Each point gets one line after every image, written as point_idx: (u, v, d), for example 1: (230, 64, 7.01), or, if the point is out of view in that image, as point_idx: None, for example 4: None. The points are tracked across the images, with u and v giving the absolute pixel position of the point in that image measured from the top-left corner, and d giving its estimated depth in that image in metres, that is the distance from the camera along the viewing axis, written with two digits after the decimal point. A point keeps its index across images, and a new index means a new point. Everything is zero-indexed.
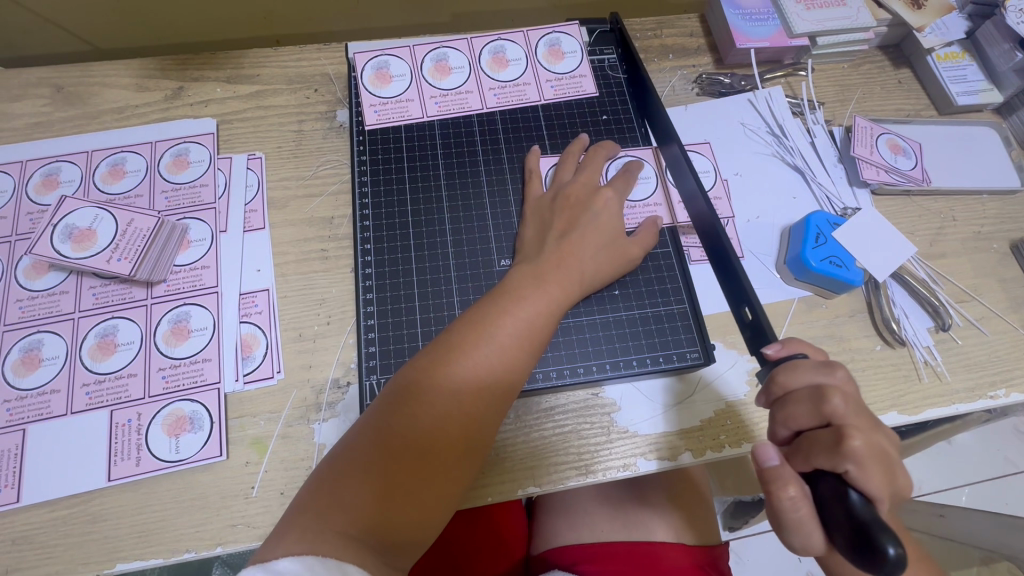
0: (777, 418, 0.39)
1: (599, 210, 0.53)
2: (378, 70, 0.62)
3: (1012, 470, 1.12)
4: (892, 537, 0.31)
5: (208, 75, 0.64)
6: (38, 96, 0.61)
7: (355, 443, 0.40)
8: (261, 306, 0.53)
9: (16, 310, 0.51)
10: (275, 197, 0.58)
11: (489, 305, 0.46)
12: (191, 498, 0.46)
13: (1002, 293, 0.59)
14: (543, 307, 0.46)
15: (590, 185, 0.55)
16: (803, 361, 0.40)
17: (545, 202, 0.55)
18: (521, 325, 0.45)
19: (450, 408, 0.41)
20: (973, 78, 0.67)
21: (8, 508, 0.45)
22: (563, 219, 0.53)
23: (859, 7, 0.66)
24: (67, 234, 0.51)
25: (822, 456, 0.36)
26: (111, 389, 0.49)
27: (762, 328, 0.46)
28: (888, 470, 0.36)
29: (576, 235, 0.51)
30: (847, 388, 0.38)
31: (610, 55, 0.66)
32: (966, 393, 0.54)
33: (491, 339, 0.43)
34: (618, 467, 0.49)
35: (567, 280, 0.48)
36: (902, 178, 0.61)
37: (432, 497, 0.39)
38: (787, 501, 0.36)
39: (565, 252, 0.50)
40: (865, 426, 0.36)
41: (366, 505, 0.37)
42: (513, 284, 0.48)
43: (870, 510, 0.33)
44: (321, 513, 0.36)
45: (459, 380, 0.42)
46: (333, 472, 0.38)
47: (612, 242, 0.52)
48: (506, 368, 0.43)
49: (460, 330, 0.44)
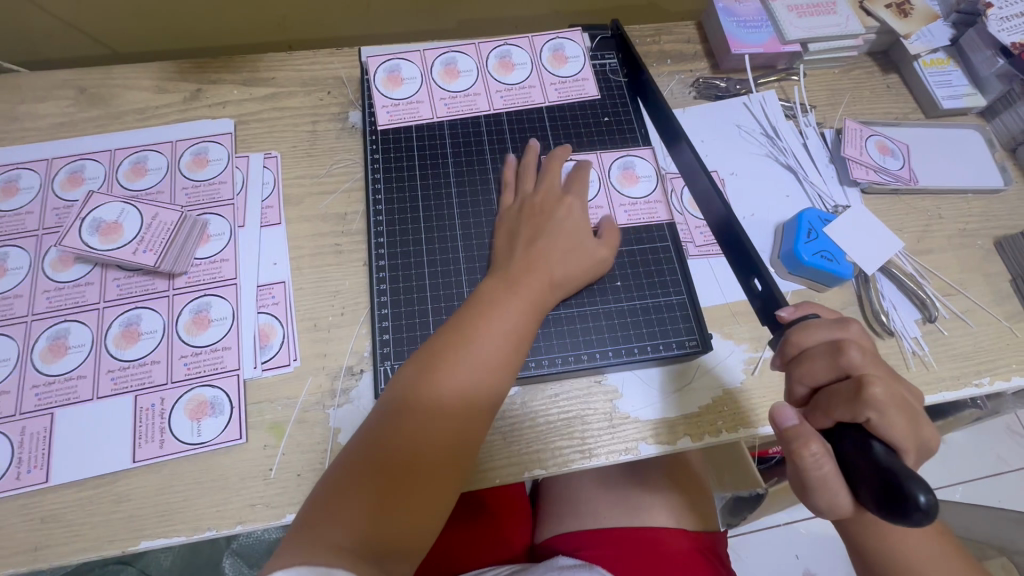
0: (794, 375, 0.41)
1: (563, 218, 0.55)
2: (390, 73, 0.65)
3: (1004, 468, 1.15)
4: (923, 486, 0.32)
5: (225, 78, 0.66)
6: (62, 97, 0.64)
7: (349, 456, 0.42)
8: (278, 298, 0.56)
9: (42, 301, 0.53)
10: (291, 194, 0.60)
11: (466, 315, 0.48)
12: (211, 480, 0.48)
13: (987, 287, 0.61)
14: (520, 312, 0.49)
15: (553, 193, 0.57)
16: (815, 321, 0.42)
17: (513, 211, 0.57)
18: (500, 330, 0.47)
19: (435, 415, 0.43)
20: (958, 83, 0.70)
21: (38, 488, 0.47)
22: (529, 228, 0.55)
23: (848, 15, 0.70)
24: (95, 227, 0.53)
25: (843, 407, 0.38)
26: (135, 375, 0.51)
27: (773, 296, 0.48)
28: (913, 417, 0.38)
29: (544, 241, 0.53)
30: (861, 341, 0.41)
31: (610, 59, 0.69)
32: (952, 381, 0.56)
33: (471, 347, 0.46)
34: (620, 451, 0.51)
35: (538, 283, 0.51)
36: (891, 177, 0.64)
37: (428, 499, 0.41)
38: (810, 458, 0.37)
39: (534, 257, 0.52)
40: (885, 376, 0.39)
41: (365, 514, 0.39)
42: (488, 293, 0.50)
43: (893, 459, 0.35)
44: (321, 527, 0.38)
45: (443, 389, 0.44)
46: (330, 486, 0.41)
47: (579, 245, 0.54)
48: (488, 371, 0.45)
49: (442, 342, 0.46)
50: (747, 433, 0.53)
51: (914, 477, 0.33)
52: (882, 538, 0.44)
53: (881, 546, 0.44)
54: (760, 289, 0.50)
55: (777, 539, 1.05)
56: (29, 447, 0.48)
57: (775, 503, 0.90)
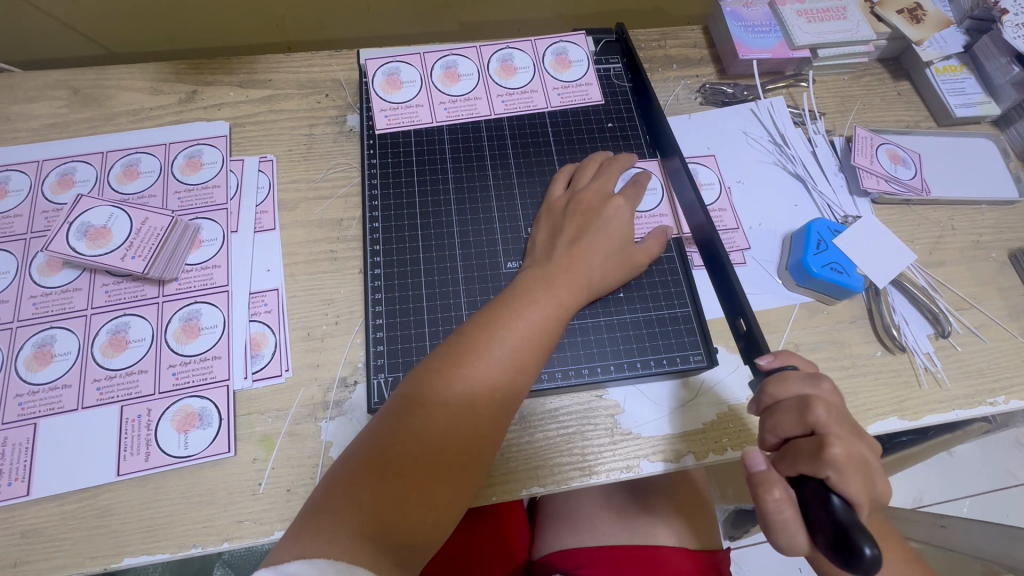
0: (766, 425, 0.41)
1: (610, 217, 0.53)
2: (389, 76, 0.63)
3: (1011, 482, 1.13)
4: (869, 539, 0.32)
5: (221, 79, 0.65)
6: (54, 98, 0.63)
7: (367, 444, 0.40)
8: (270, 305, 0.54)
9: (29, 306, 0.52)
10: (286, 199, 0.59)
11: (498, 307, 0.46)
12: (197, 494, 0.47)
13: (1001, 301, 0.59)
14: (552, 310, 0.47)
15: (602, 191, 0.55)
16: (791, 373, 0.41)
17: (557, 207, 0.55)
18: (532, 327, 0.45)
19: (461, 410, 0.41)
20: (971, 91, 0.68)
21: (19, 501, 0.46)
22: (574, 224, 0.53)
23: (859, 20, 0.68)
24: (82, 232, 0.52)
25: (806, 462, 0.37)
26: (121, 385, 0.49)
27: (755, 340, 0.49)
28: (869, 477, 0.37)
29: (586, 240, 0.51)
30: (832, 399, 0.39)
31: (615, 64, 0.68)
32: (965, 400, 0.54)
33: (501, 342, 0.43)
34: (621, 469, 0.50)
35: (575, 284, 0.49)
36: (902, 187, 0.63)
37: (444, 498, 0.40)
38: (772, 504, 0.37)
39: (574, 256, 0.50)
40: (849, 436, 0.38)
41: (378, 504, 0.37)
42: (522, 287, 0.48)
43: (849, 514, 0.35)
44: (335, 515, 0.36)
45: (472, 383, 0.42)
46: (345, 474, 0.38)
47: (619, 249, 0.52)
48: (519, 370, 0.44)
49: (472, 332, 0.44)
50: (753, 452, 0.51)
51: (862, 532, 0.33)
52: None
53: None
54: (744, 330, 0.51)
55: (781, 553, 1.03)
56: (10, 459, 0.46)
57: None
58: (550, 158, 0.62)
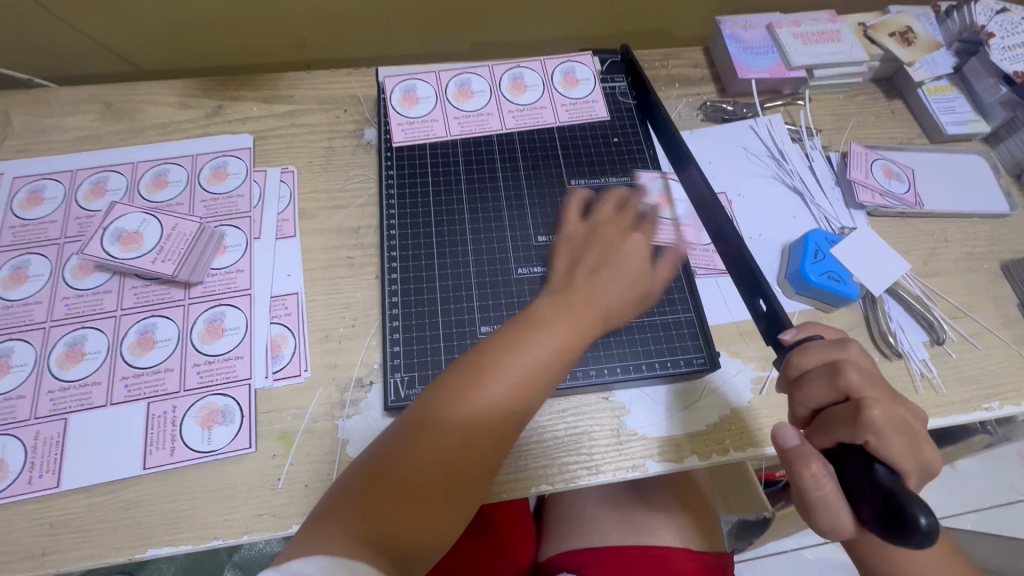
0: (796, 397, 0.42)
1: (630, 251, 0.53)
2: (406, 92, 0.67)
3: (1016, 496, 1.13)
4: (923, 507, 0.32)
5: (246, 95, 0.68)
6: (88, 112, 0.66)
7: (381, 450, 0.42)
8: (290, 309, 0.56)
9: (62, 307, 0.54)
10: (307, 208, 0.62)
11: (520, 328, 0.47)
12: (219, 488, 0.48)
13: (993, 310, 0.61)
14: (570, 334, 0.47)
15: (623, 225, 0.56)
16: (815, 343, 0.42)
17: (577, 237, 0.55)
18: (549, 350, 0.46)
19: (475, 426, 0.43)
20: (962, 109, 0.71)
21: (48, 493, 0.47)
22: (595, 255, 0.53)
23: (852, 43, 0.72)
24: (116, 237, 0.55)
25: (843, 428, 0.38)
26: (148, 382, 0.52)
27: (778, 318, 0.49)
28: (912, 441, 0.38)
29: (606, 273, 0.51)
30: (862, 362, 0.41)
31: (620, 82, 0.71)
32: (961, 405, 0.56)
33: (519, 362, 0.45)
34: (627, 468, 0.51)
35: (592, 313, 0.49)
36: (896, 201, 0.65)
37: (449, 509, 0.41)
38: (810, 478, 0.37)
39: (593, 288, 0.50)
40: (886, 400, 0.39)
41: (388, 509, 0.39)
42: (542, 311, 0.48)
43: (895, 480, 0.35)
44: (343, 517, 0.38)
45: (485, 401, 0.43)
46: (357, 478, 0.40)
47: (639, 284, 0.53)
48: (533, 391, 0.45)
49: (492, 350, 0.46)
50: (755, 453, 0.53)
51: (915, 498, 0.33)
52: (891, 556, 0.44)
53: (892, 564, 0.44)
54: (764, 310, 0.51)
55: (784, 566, 1.04)
56: (42, 452, 0.48)
57: (781, 527, 0.89)
58: (559, 170, 0.64)
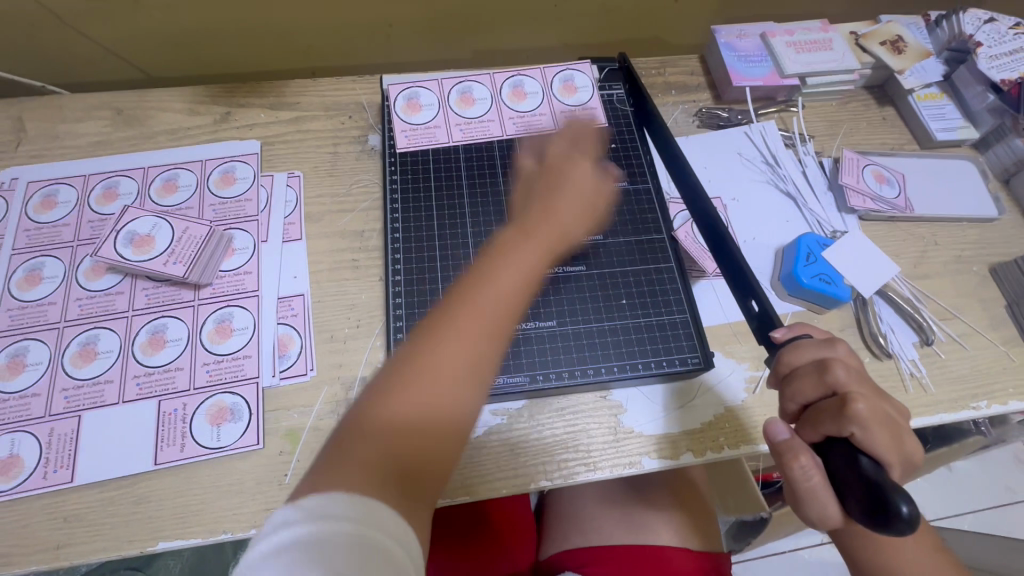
0: (786, 393, 0.43)
1: (574, 176, 0.57)
2: (409, 100, 0.68)
3: (1011, 498, 1.14)
4: (904, 497, 0.34)
5: (253, 102, 0.70)
6: (99, 118, 0.68)
7: (376, 387, 0.40)
8: (297, 309, 0.58)
9: (75, 308, 0.56)
10: (312, 212, 0.64)
11: (493, 257, 0.48)
12: (228, 484, 0.50)
13: (982, 312, 0.63)
14: (535, 254, 0.49)
15: (568, 156, 0.60)
16: (805, 341, 0.44)
17: (529, 172, 0.60)
18: (520, 269, 0.47)
19: (464, 347, 0.42)
20: (951, 116, 0.73)
21: (63, 487, 0.49)
22: (544, 183, 0.57)
23: (844, 51, 0.74)
24: (128, 239, 0.56)
25: (830, 422, 0.40)
26: (159, 381, 0.53)
27: (769, 317, 0.50)
28: (896, 434, 0.40)
29: (556, 197, 0.55)
30: (849, 360, 0.42)
31: (617, 90, 0.73)
32: (950, 404, 0.57)
33: (495, 284, 0.46)
34: (624, 465, 0.53)
35: (549, 232, 0.52)
36: (886, 205, 0.67)
37: (450, 433, 0.40)
38: (798, 470, 0.39)
39: (547, 210, 0.54)
40: (871, 395, 0.40)
41: (379, 449, 0.37)
42: (507, 240, 0.50)
43: (879, 472, 0.37)
44: (349, 456, 0.36)
45: (461, 331, 0.42)
46: (356, 417, 0.39)
47: (586, 203, 0.56)
48: (514, 307, 0.45)
49: (470, 278, 0.46)
50: (748, 450, 0.54)
51: (898, 488, 0.34)
52: (879, 551, 0.45)
53: (879, 560, 0.45)
54: (756, 310, 0.53)
55: (781, 567, 1.06)
56: (56, 448, 0.50)
57: (778, 527, 0.90)
58: None
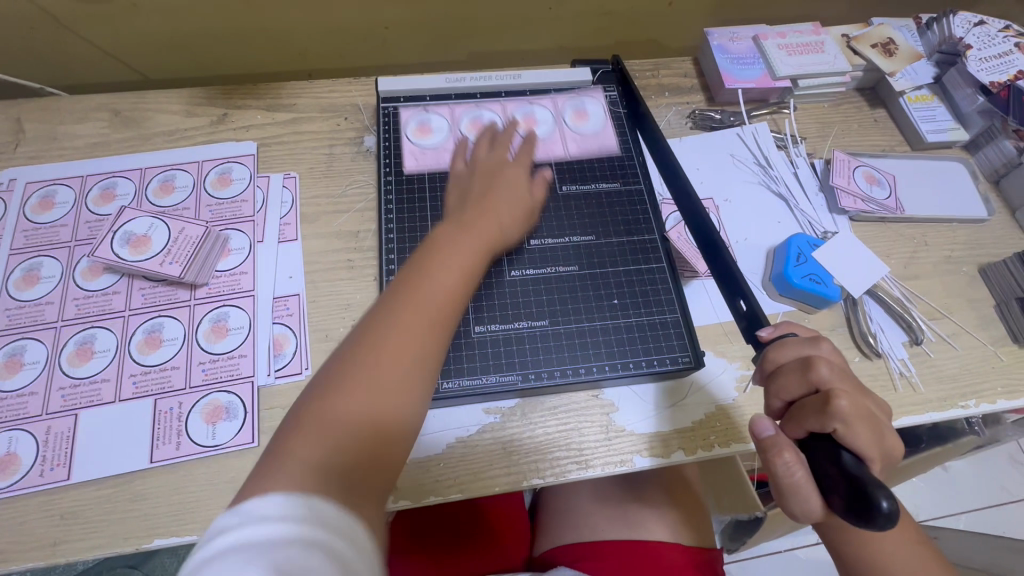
0: (771, 390, 0.44)
1: (510, 175, 0.58)
2: (420, 124, 0.68)
3: (1006, 498, 1.15)
4: (885, 492, 0.34)
5: (250, 104, 0.71)
6: (97, 119, 0.68)
7: (315, 388, 0.40)
8: (292, 309, 0.59)
9: (72, 307, 0.57)
10: (308, 213, 0.64)
11: (431, 252, 0.48)
12: (223, 482, 0.50)
13: (971, 312, 0.64)
14: (473, 251, 0.50)
15: (499, 157, 0.60)
16: (790, 339, 0.45)
17: (462, 173, 0.59)
18: (459, 264, 0.48)
19: (402, 344, 0.42)
20: (942, 118, 0.74)
21: (59, 485, 0.49)
22: (480, 181, 0.57)
23: (835, 54, 0.74)
24: (125, 239, 0.57)
25: (813, 417, 0.40)
26: (155, 380, 0.54)
27: (757, 316, 0.51)
28: (877, 430, 0.40)
29: (493, 194, 0.55)
30: (833, 358, 0.43)
31: (611, 91, 0.73)
32: (939, 403, 0.58)
33: (433, 280, 0.46)
34: (615, 463, 0.53)
35: (489, 228, 0.52)
36: (876, 206, 0.68)
37: (393, 430, 0.40)
38: (781, 466, 0.40)
39: (486, 207, 0.54)
40: (853, 392, 0.41)
41: (319, 452, 0.37)
42: (444, 235, 0.50)
43: (861, 468, 0.38)
44: (292, 461, 0.36)
45: (397, 327, 0.42)
46: (296, 419, 0.38)
47: (523, 203, 0.57)
48: (453, 301, 0.46)
49: (410, 272, 0.46)
50: (739, 449, 0.55)
51: (879, 485, 0.35)
52: (863, 545, 0.46)
53: (863, 553, 0.46)
54: (744, 310, 0.53)
55: (776, 567, 1.06)
56: (53, 446, 0.51)
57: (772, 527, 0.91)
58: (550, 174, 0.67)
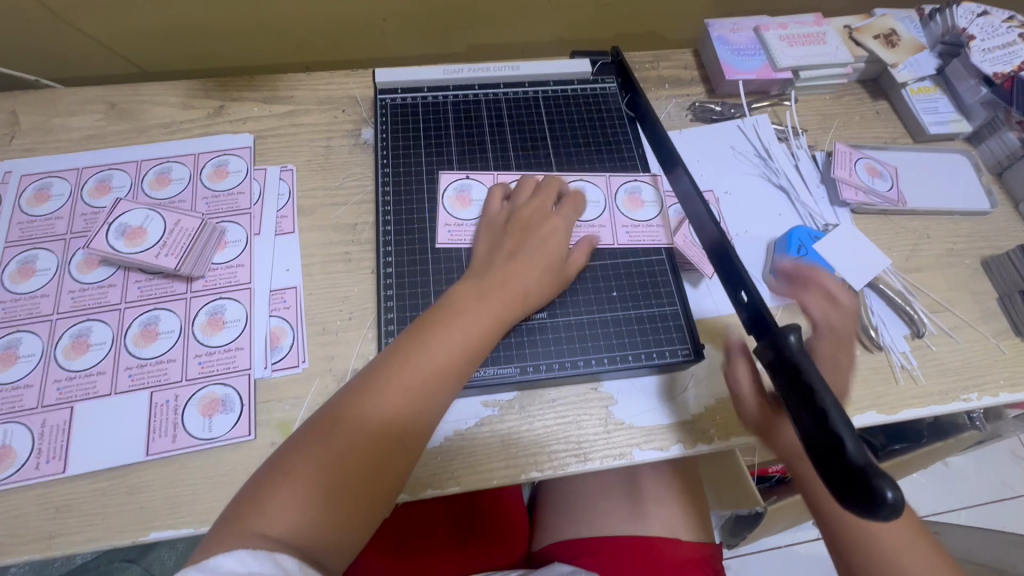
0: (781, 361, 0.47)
1: (548, 234, 0.56)
2: (460, 193, 0.63)
3: (1008, 494, 1.14)
4: (890, 483, 0.34)
5: (247, 96, 0.70)
6: (93, 112, 0.68)
7: (299, 442, 0.41)
8: (289, 302, 0.58)
9: (67, 300, 0.56)
10: (305, 205, 0.64)
11: (438, 313, 0.48)
12: (219, 475, 0.50)
13: (973, 305, 0.63)
14: (484, 320, 0.48)
15: (542, 208, 0.58)
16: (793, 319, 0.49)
17: (498, 222, 0.57)
18: (466, 333, 0.47)
19: (392, 411, 0.42)
20: (944, 110, 0.73)
21: (54, 478, 0.49)
22: (514, 240, 0.55)
23: (837, 45, 0.74)
24: (121, 232, 0.57)
25: None
26: (152, 372, 0.53)
27: (756, 307, 0.47)
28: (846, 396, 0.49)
29: (523, 257, 0.53)
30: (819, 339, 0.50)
31: (610, 84, 0.73)
32: (940, 396, 0.58)
33: (432, 346, 0.45)
34: (615, 456, 0.53)
35: (508, 298, 0.51)
36: (878, 198, 0.67)
37: (369, 492, 0.40)
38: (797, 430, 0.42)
39: (510, 271, 0.52)
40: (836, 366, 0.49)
41: (289, 511, 0.37)
42: (456, 298, 0.49)
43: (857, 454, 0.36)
44: (261, 511, 0.37)
45: (386, 395, 0.42)
46: (272, 473, 0.39)
47: (552, 267, 0.55)
48: (454, 369, 0.46)
49: (414, 333, 0.46)
50: (739, 442, 0.54)
51: (882, 474, 0.34)
52: (852, 528, 0.46)
53: (856, 541, 0.45)
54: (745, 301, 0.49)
55: (776, 562, 1.06)
56: (49, 439, 0.50)
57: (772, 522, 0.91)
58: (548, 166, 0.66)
